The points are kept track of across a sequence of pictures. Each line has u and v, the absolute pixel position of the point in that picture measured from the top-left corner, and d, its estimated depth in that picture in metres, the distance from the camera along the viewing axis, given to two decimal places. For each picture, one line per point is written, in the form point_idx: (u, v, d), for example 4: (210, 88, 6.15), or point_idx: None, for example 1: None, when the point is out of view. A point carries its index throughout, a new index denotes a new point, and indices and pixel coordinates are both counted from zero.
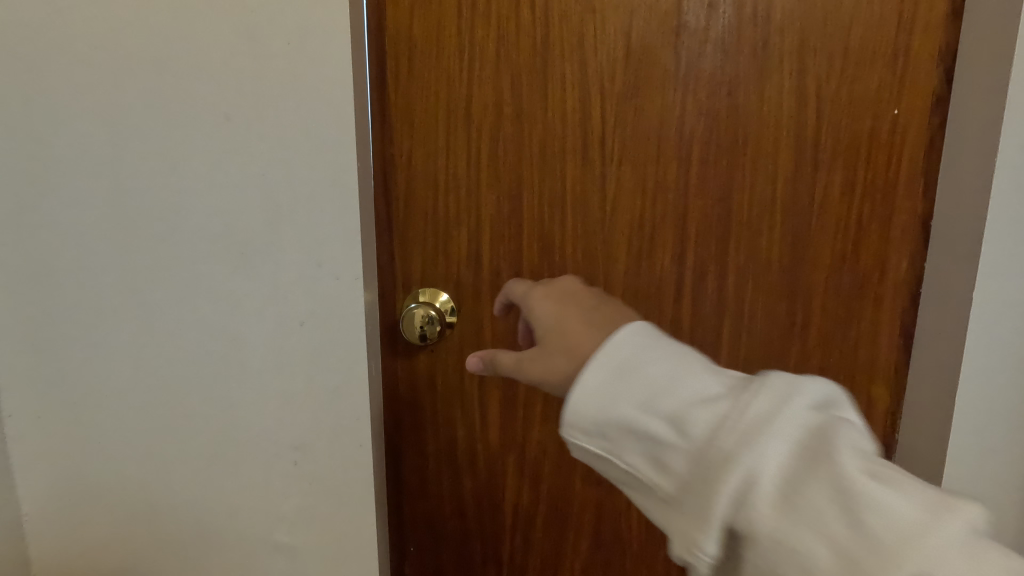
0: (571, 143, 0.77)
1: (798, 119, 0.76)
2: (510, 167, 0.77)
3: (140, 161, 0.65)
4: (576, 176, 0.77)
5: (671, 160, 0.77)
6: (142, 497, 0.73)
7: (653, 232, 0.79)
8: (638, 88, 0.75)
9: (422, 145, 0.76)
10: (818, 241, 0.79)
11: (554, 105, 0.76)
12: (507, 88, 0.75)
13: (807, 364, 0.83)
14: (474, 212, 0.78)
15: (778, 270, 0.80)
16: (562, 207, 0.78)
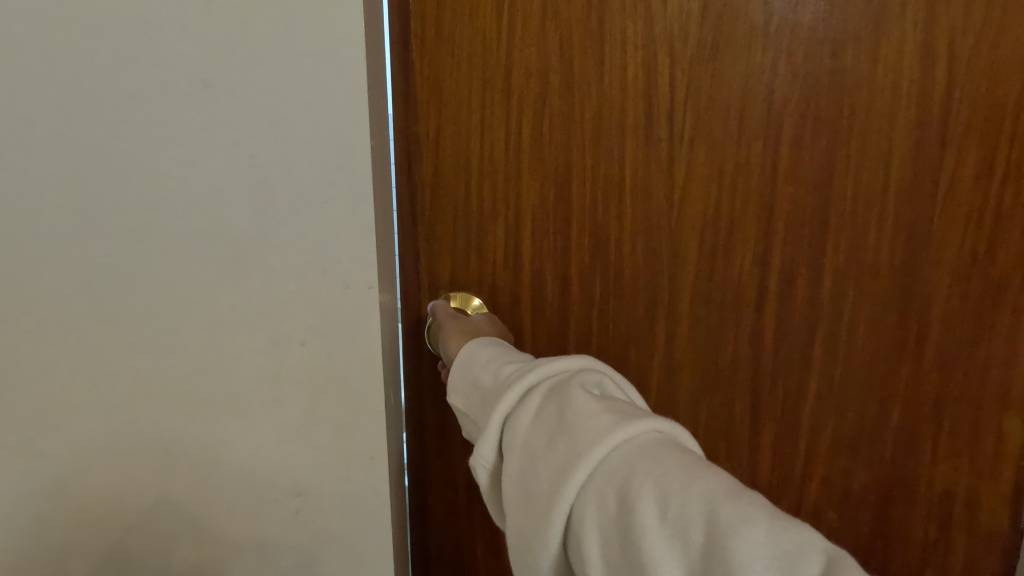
0: (632, 119, 0.63)
1: (922, 85, 0.60)
2: (556, 149, 0.64)
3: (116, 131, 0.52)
4: (636, 160, 0.64)
5: (757, 138, 0.63)
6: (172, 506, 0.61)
7: (732, 227, 0.65)
8: (714, 50, 0.61)
9: (453, 124, 0.64)
10: (941, 239, 0.63)
11: (612, 73, 0.62)
12: (555, 54, 0.62)
13: (920, 390, 0.67)
14: (514, 203, 0.65)
15: (888, 275, 0.64)
16: (620, 198, 0.65)
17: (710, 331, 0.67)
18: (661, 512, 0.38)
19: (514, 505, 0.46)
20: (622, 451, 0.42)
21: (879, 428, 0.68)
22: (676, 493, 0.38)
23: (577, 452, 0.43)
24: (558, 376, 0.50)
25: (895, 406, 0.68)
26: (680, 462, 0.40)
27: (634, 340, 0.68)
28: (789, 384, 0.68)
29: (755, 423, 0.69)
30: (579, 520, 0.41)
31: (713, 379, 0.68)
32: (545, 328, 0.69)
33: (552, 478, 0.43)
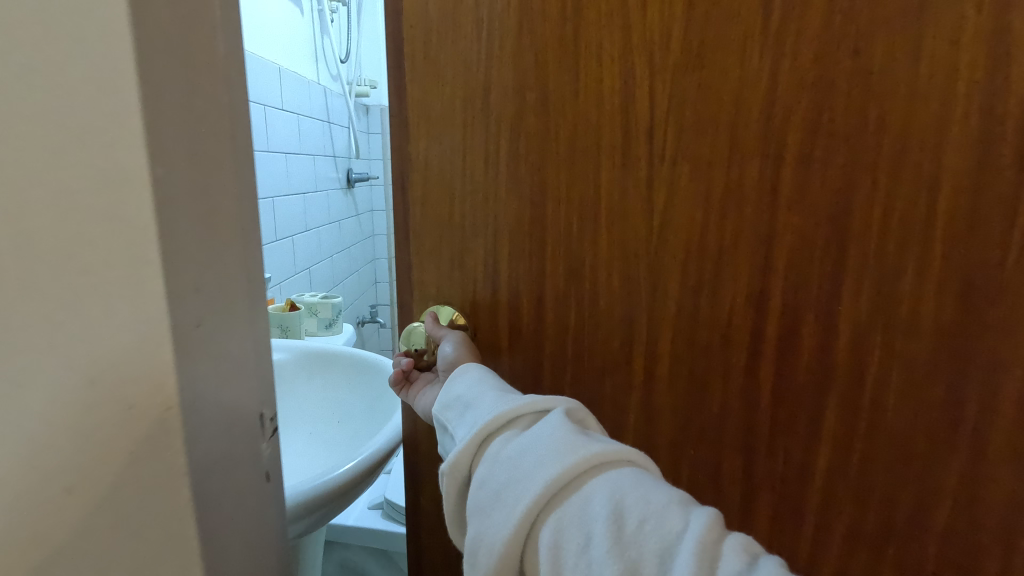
0: (611, 132, 0.56)
1: (983, 94, 0.46)
2: (531, 165, 0.59)
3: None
4: (617, 178, 0.57)
5: (761, 155, 0.53)
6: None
7: (727, 258, 0.56)
8: (705, 51, 0.52)
9: (435, 141, 0.61)
10: (1012, 294, 0.48)
11: (587, 78, 0.55)
12: (531, 63, 0.56)
13: (979, 486, 0.52)
14: (492, 223, 0.62)
15: (936, 335, 0.50)
16: (605, 220, 0.58)
17: (693, 373, 0.59)
18: (633, 521, 0.47)
19: (485, 512, 0.52)
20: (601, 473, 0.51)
21: (914, 521, 0.54)
22: (642, 503, 0.48)
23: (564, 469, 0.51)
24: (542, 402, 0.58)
25: (941, 500, 0.53)
26: (649, 489, 0.49)
27: (609, 373, 0.62)
28: (793, 449, 0.57)
29: (748, 487, 0.59)
30: (557, 525, 0.48)
31: (697, 427, 0.60)
32: (519, 356, 0.65)
33: (530, 487, 0.51)
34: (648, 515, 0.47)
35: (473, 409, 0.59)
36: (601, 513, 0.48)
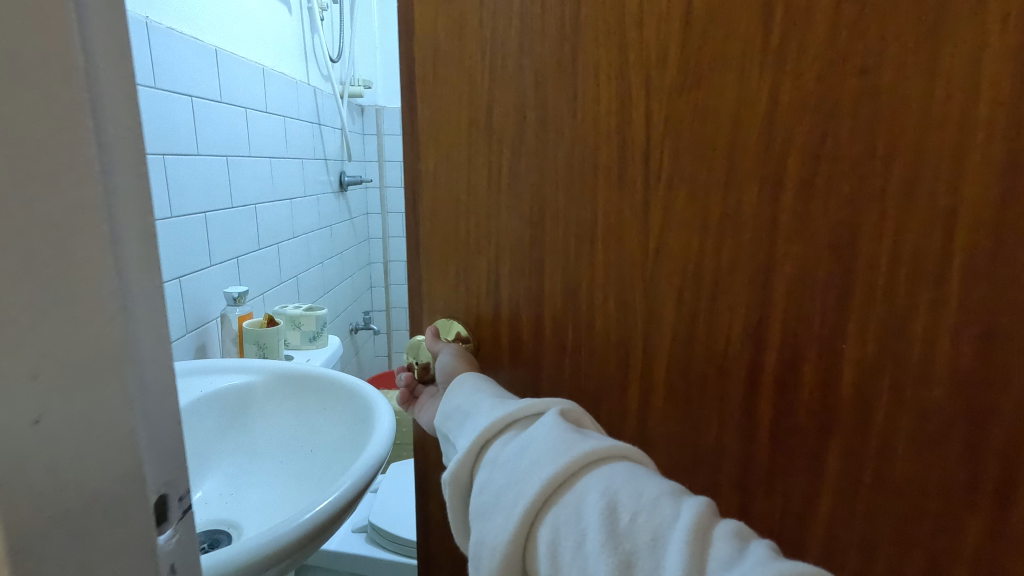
0: (573, 152, 0.45)
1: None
2: (483, 189, 0.50)
3: (204, 150, 0.70)
4: (577, 198, 0.46)
5: (739, 156, 0.40)
6: (333, 407, 0.62)
7: (705, 292, 0.43)
8: (675, 43, 0.40)
9: (440, 162, 0.51)
10: None
11: (530, 76, 0.45)
12: (462, 62, 0.47)
13: None
14: (449, 255, 0.54)
15: (950, 382, 0.37)
16: (573, 254, 0.48)
17: (670, 423, 0.47)
18: (607, 517, 0.37)
19: (489, 512, 0.41)
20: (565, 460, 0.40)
21: None
22: (630, 496, 0.37)
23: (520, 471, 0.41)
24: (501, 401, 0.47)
25: None
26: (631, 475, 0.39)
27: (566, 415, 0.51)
28: (801, 542, 0.45)
29: None
30: (556, 539, 0.38)
31: (682, 481, 0.48)
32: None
33: (493, 478, 0.42)
34: (618, 499, 0.37)
35: (457, 407, 0.48)
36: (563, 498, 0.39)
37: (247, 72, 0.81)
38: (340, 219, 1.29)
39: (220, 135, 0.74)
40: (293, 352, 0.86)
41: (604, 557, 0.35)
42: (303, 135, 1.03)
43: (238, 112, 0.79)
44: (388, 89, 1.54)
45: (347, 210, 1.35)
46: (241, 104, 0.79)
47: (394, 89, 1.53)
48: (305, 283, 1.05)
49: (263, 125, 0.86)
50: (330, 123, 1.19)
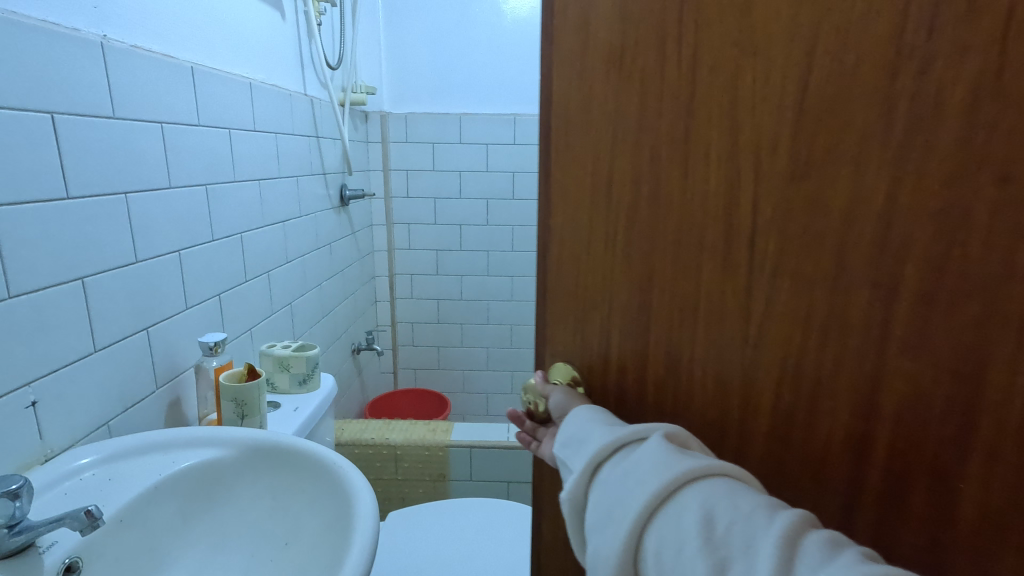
0: (683, 229, 0.31)
1: None
2: (596, 258, 0.36)
3: (177, 182, 0.62)
4: (682, 273, 0.31)
5: (856, 234, 0.23)
6: (313, 491, 0.48)
7: (804, 444, 0.27)
8: (778, 77, 0.25)
9: (572, 221, 0.38)
10: None
11: (625, 131, 0.33)
12: (574, 111, 0.36)
13: None
14: (572, 333, 0.40)
15: None
16: (680, 366, 0.33)
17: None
18: (705, 518, 0.26)
19: (601, 522, 0.29)
20: (651, 465, 0.28)
21: None
22: (733, 509, 0.25)
23: (604, 484, 0.30)
24: (581, 410, 0.36)
25: None
26: (740, 489, 0.27)
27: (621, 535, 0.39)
28: None
29: None
30: (662, 547, 0.26)
31: None
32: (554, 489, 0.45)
33: (608, 494, 0.29)
34: (724, 518, 0.25)
35: (571, 433, 0.34)
36: (656, 518, 0.27)
37: (232, 90, 0.73)
38: (339, 237, 1.20)
39: (197, 163, 0.66)
40: (279, 398, 0.73)
41: (699, 560, 0.25)
42: (298, 152, 0.94)
43: (222, 135, 0.71)
44: (395, 94, 1.43)
45: (347, 226, 1.26)
46: (225, 127, 0.72)
47: (401, 95, 1.43)
48: (298, 311, 0.97)
49: (250, 147, 0.78)
50: (328, 135, 1.10)
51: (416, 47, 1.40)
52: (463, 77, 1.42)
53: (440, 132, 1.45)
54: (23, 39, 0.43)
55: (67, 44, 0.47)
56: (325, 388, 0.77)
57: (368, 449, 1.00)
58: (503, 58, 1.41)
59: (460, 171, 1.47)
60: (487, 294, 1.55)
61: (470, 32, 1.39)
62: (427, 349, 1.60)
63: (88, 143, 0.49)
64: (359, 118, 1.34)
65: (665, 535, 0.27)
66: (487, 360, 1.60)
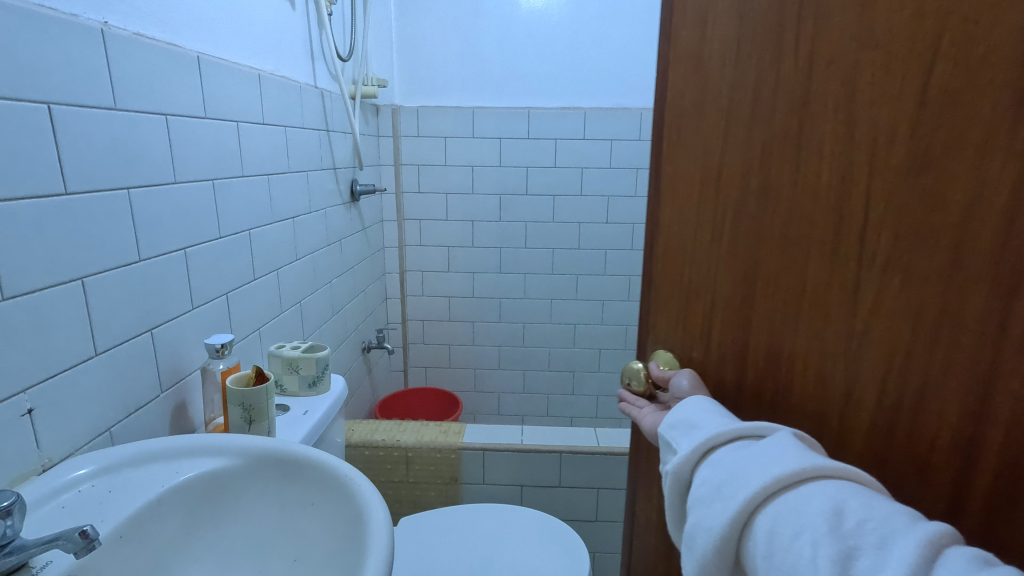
0: (791, 227, 0.33)
1: None
2: (703, 250, 0.40)
3: (183, 177, 0.60)
4: (787, 268, 0.34)
5: (974, 234, 0.24)
6: (324, 506, 0.45)
7: (906, 437, 0.28)
8: (898, 84, 0.26)
9: (688, 216, 0.40)
10: None
11: (736, 134, 0.35)
12: (689, 111, 0.39)
13: None
14: (676, 321, 0.43)
15: None
16: (782, 355, 0.35)
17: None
18: (834, 511, 0.26)
19: (709, 496, 0.31)
20: (779, 456, 0.30)
21: None
22: (868, 505, 0.26)
23: (722, 468, 0.32)
24: (696, 403, 0.37)
25: None
26: (869, 490, 0.27)
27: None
28: None
29: None
30: (777, 528, 0.28)
31: None
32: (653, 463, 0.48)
33: (719, 472, 0.31)
34: (855, 510, 0.26)
35: (683, 418, 0.37)
36: (779, 503, 0.28)
37: (240, 82, 0.70)
38: (350, 233, 1.18)
39: (204, 157, 0.63)
40: (289, 400, 0.71)
41: (822, 545, 0.26)
42: (308, 147, 0.92)
43: (229, 129, 0.68)
44: (406, 87, 1.40)
45: (358, 222, 1.23)
46: (233, 120, 0.69)
47: (413, 89, 1.40)
48: (308, 309, 0.95)
49: (258, 141, 0.75)
50: (339, 129, 1.08)
51: (428, 39, 1.37)
52: (476, 70, 1.38)
53: (453, 126, 1.42)
54: (15, 24, 0.40)
55: (64, 31, 0.44)
56: (336, 390, 0.75)
57: (379, 451, 0.98)
58: (517, 51, 1.37)
59: (473, 167, 1.43)
60: (499, 292, 1.52)
61: (485, 24, 1.35)
62: (438, 347, 1.57)
63: (87, 136, 0.47)
64: (370, 111, 1.32)
65: (787, 519, 0.28)
66: (499, 359, 1.57)
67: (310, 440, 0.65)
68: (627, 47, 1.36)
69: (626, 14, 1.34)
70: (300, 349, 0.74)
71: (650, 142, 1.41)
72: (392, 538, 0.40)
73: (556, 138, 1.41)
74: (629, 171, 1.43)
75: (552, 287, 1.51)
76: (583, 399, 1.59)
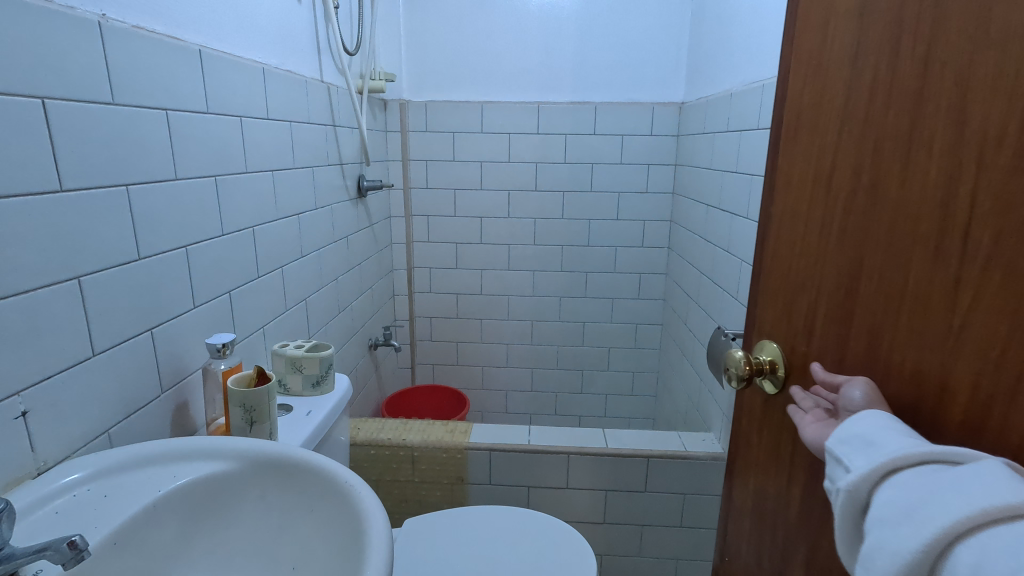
0: (894, 223, 0.34)
1: None
2: (818, 243, 0.41)
3: (183, 174, 0.58)
4: (885, 262, 0.35)
5: None
6: (322, 514, 0.44)
7: (1000, 439, 0.28)
8: (1011, 83, 0.27)
9: (811, 209, 0.42)
10: None
11: (858, 131, 0.37)
12: (819, 113, 0.41)
13: None
14: (784, 313, 0.46)
15: None
16: (879, 351, 0.36)
17: (835, 566, 0.39)
18: None
19: (898, 520, 0.29)
20: (984, 485, 0.26)
21: None
22: None
23: (916, 495, 0.29)
24: (868, 417, 0.34)
25: None
26: None
27: (787, 502, 0.46)
28: None
29: None
30: (985, 562, 0.25)
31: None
32: (750, 451, 0.53)
33: (910, 496, 0.29)
34: None
35: (858, 432, 0.34)
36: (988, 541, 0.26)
37: (244, 76, 0.69)
38: (356, 230, 1.17)
39: (206, 153, 0.62)
40: (292, 400, 0.70)
41: None
42: (313, 142, 0.90)
43: (232, 124, 0.67)
44: (414, 81, 1.38)
45: (365, 218, 1.22)
46: (236, 114, 0.68)
47: (421, 83, 1.38)
48: (314, 306, 0.94)
49: (262, 136, 0.74)
50: (346, 124, 1.06)
51: (437, 32, 1.35)
52: (486, 64, 1.36)
53: (461, 121, 1.40)
54: (6, 14, 0.39)
55: (59, 23, 0.43)
56: (341, 390, 0.74)
57: (384, 451, 0.97)
58: (527, 44, 1.35)
59: (482, 162, 1.42)
60: (508, 289, 1.51)
61: (496, 17, 1.33)
62: (446, 345, 1.56)
63: (82, 130, 0.46)
64: (377, 106, 1.30)
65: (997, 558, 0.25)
66: (507, 357, 1.56)
67: (312, 442, 0.64)
68: (639, 41, 1.33)
69: (639, 6, 1.31)
70: (304, 348, 0.73)
71: (661, 137, 1.38)
72: (392, 548, 0.38)
73: (566, 133, 1.39)
74: (640, 167, 1.40)
75: (561, 285, 1.49)
76: (591, 398, 1.57)
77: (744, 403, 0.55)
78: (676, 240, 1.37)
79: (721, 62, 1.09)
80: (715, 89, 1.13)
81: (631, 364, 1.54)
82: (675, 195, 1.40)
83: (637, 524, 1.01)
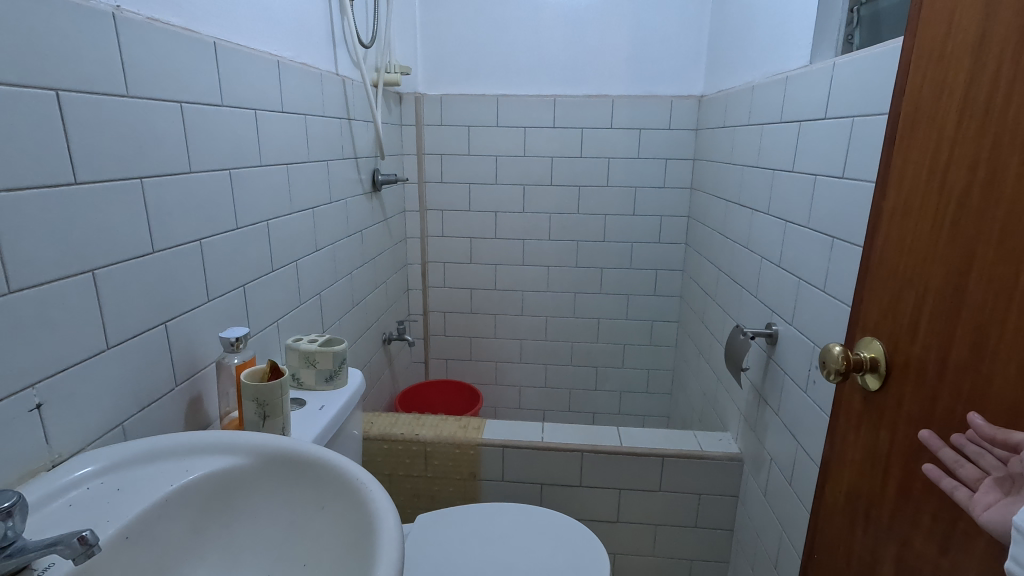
0: (1011, 224, 0.36)
1: None
2: (932, 242, 0.43)
3: (198, 166, 0.58)
4: (999, 262, 0.36)
5: None
6: (335, 510, 0.44)
7: None
8: None
9: (926, 208, 0.44)
10: None
11: (982, 134, 0.38)
12: (942, 112, 0.42)
13: None
14: (891, 310, 0.48)
15: None
16: (988, 345, 0.37)
17: (925, 565, 0.43)
18: None
19: None
20: None
21: None
22: None
23: None
24: None
25: None
26: None
27: (881, 499, 0.49)
28: None
29: None
30: None
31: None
32: (846, 451, 0.56)
33: None
34: None
35: None
36: None
37: (258, 68, 0.69)
38: (371, 224, 1.16)
39: (220, 145, 0.62)
40: (305, 394, 0.70)
41: None
42: (327, 136, 0.90)
43: (247, 117, 0.67)
44: (429, 74, 1.37)
45: (379, 212, 1.22)
46: (250, 108, 0.67)
47: (436, 76, 1.37)
48: (328, 300, 0.94)
49: (276, 129, 0.74)
50: (361, 117, 1.06)
51: (454, 24, 1.34)
52: (501, 57, 1.35)
53: (475, 115, 1.39)
54: (18, 2, 0.39)
55: (72, 13, 0.43)
56: (353, 384, 0.73)
57: (397, 445, 0.97)
58: (543, 37, 1.33)
59: (497, 156, 1.41)
60: (522, 284, 1.50)
61: (512, 9, 1.32)
62: (458, 339, 1.56)
63: (96, 122, 0.45)
64: (392, 99, 1.30)
65: None
66: (521, 352, 1.55)
67: (324, 436, 0.64)
68: (659, 33, 1.31)
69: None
70: (317, 341, 0.72)
71: (680, 132, 1.36)
72: (403, 546, 0.37)
73: (582, 127, 1.37)
74: (657, 161, 1.38)
75: (576, 281, 1.48)
76: (606, 395, 1.56)
77: (842, 403, 0.56)
78: (694, 236, 1.35)
79: (743, 54, 1.07)
80: (736, 81, 1.11)
81: (646, 362, 1.52)
82: (693, 190, 1.38)
83: (651, 524, 0.99)
